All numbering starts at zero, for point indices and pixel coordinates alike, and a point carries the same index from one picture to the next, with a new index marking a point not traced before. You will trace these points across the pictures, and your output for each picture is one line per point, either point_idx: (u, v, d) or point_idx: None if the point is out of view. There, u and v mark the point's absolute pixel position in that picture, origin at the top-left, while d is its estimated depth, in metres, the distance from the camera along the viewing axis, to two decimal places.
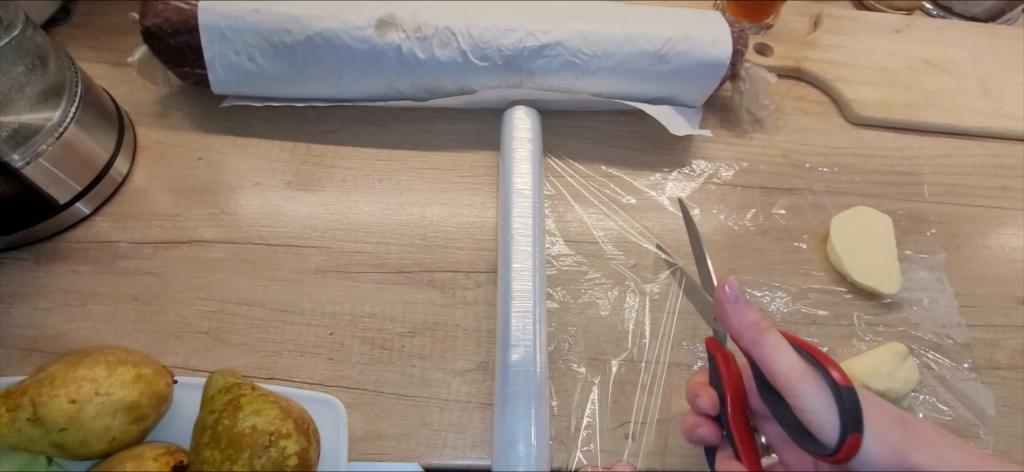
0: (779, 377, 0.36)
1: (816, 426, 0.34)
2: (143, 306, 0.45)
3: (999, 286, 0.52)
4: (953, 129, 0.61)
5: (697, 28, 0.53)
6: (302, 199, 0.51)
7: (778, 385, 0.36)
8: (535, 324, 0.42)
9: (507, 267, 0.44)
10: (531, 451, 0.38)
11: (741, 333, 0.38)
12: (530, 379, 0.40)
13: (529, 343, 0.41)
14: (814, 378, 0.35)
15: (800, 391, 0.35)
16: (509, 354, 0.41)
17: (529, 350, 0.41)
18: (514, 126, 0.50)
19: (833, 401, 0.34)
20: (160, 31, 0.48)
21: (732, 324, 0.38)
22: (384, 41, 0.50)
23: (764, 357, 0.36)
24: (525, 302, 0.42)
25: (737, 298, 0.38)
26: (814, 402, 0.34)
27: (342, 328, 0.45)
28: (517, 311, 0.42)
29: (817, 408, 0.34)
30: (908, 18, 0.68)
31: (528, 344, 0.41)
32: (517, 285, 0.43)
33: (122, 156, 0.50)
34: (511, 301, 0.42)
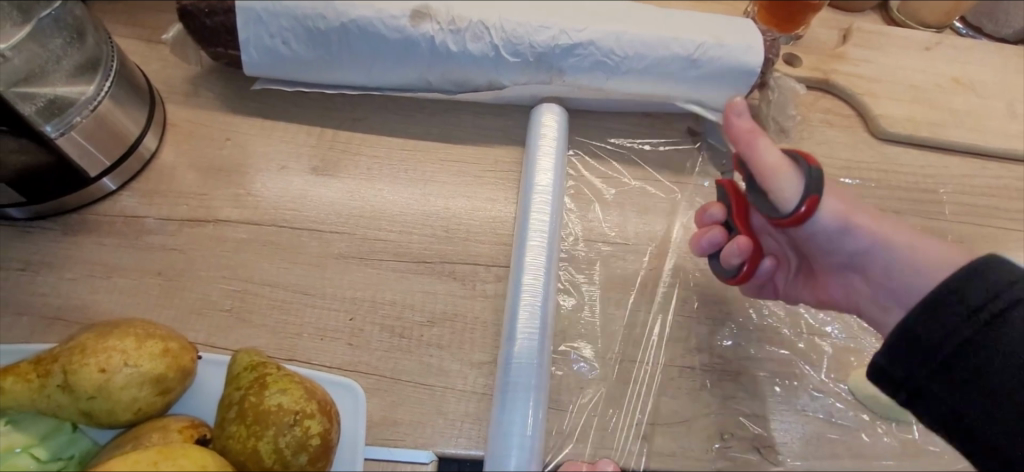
0: (764, 167, 0.43)
1: (784, 201, 0.43)
2: (167, 282, 0.45)
3: None
4: (978, 149, 0.60)
5: (731, 34, 0.53)
6: (326, 185, 0.51)
7: (762, 174, 0.43)
8: (541, 318, 0.42)
9: (520, 261, 0.44)
10: (525, 442, 0.38)
11: (737, 140, 0.45)
12: (531, 372, 0.40)
13: (533, 337, 0.41)
14: (789, 167, 0.43)
15: (778, 175, 0.43)
16: (511, 346, 0.41)
17: (530, 343, 0.41)
18: (540, 123, 0.50)
19: (801, 182, 0.43)
20: (196, 9, 0.49)
21: (730, 134, 0.45)
22: (418, 32, 0.50)
23: (755, 155, 0.44)
24: (538, 296, 0.42)
25: (740, 112, 0.45)
26: (789, 183, 0.43)
27: (362, 313, 0.45)
28: (529, 303, 0.42)
29: (790, 187, 0.43)
30: (938, 36, 0.68)
31: (532, 337, 0.41)
32: (529, 280, 0.43)
33: (151, 133, 0.50)
34: (523, 294, 0.42)
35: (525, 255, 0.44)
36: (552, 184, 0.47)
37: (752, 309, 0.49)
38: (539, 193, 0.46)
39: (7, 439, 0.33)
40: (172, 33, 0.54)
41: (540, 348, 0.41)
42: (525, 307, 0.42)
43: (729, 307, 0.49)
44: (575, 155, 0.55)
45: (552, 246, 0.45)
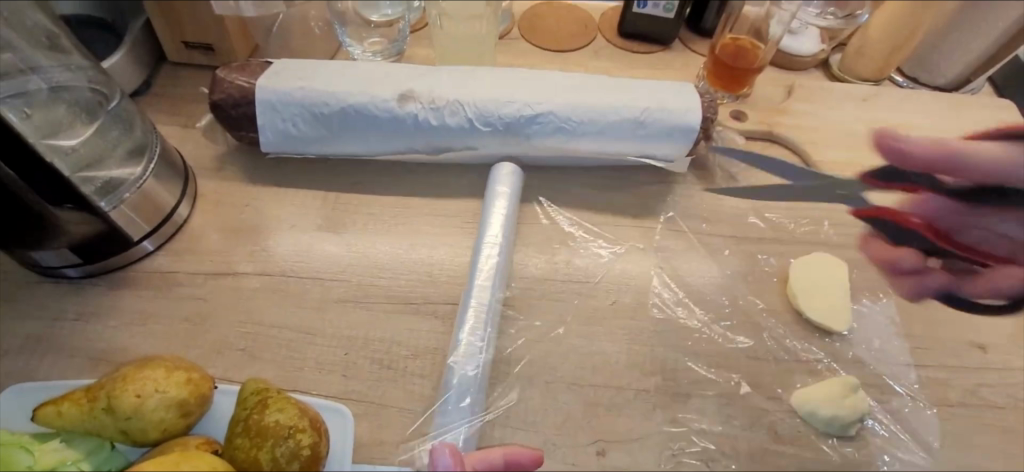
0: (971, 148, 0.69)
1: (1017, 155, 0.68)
2: (192, 325, 0.53)
3: (955, 330, 0.56)
4: (915, 187, 0.66)
5: (674, 99, 0.61)
6: (329, 240, 0.59)
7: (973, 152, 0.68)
8: (480, 348, 0.49)
9: (470, 298, 0.51)
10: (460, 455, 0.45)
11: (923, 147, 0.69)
12: (464, 396, 0.47)
13: (477, 365, 0.48)
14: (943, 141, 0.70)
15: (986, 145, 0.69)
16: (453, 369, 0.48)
17: (470, 365, 0.48)
18: (495, 184, 0.58)
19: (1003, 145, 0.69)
20: (224, 103, 0.58)
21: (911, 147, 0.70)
22: (405, 111, 0.59)
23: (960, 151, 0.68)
24: (481, 321, 0.50)
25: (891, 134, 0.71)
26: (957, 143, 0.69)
27: (355, 349, 0.52)
28: (474, 335, 0.50)
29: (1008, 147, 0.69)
30: (875, 88, 0.76)
31: (476, 365, 0.48)
32: (474, 318, 0.50)
33: (184, 203, 0.60)
34: (469, 327, 0.50)
35: (475, 293, 0.52)
36: (501, 231, 0.55)
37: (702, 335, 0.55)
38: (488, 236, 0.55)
39: (62, 453, 0.40)
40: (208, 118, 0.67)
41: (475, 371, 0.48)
42: (471, 339, 0.49)
43: (682, 335, 0.55)
44: (542, 203, 0.64)
45: (495, 284, 0.52)
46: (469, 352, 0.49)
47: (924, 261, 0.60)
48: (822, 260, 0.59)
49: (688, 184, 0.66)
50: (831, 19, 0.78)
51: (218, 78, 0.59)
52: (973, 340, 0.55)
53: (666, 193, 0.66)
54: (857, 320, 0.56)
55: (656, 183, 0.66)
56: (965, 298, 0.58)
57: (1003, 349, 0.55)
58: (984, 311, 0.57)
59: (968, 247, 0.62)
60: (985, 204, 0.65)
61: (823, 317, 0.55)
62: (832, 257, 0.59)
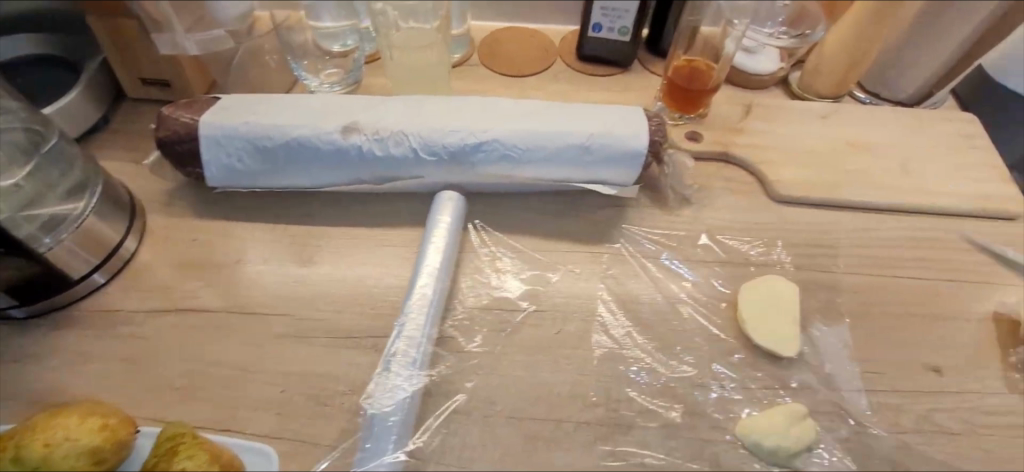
0: None
1: None
2: (129, 365, 0.53)
3: (909, 352, 0.55)
4: (873, 205, 0.65)
5: (620, 123, 0.61)
6: (275, 273, 0.59)
7: None
8: (405, 384, 0.49)
9: (398, 335, 0.52)
10: None
11: None
12: (385, 432, 0.47)
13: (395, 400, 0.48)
14: None
15: None
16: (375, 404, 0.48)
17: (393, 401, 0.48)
18: (436, 220, 0.60)
19: None
20: (169, 140, 0.59)
21: None
22: (349, 143, 0.59)
23: None
24: (409, 355, 0.50)
25: None
26: None
27: (292, 386, 0.52)
28: (397, 374, 0.50)
29: None
30: (834, 105, 0.75)
31: (394, 401, 0.48)
32: (393, 357, 0.50)
33: (131, 237, 0.61)
34: (394, 365, 0.50)
35: (405, 329, 0.51)
36: (437, 265, 0.56)
37: (648, 364, 0.53)
38: (428, 269, 0.56)
39: None
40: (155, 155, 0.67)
41: (399, 408, 0.48)
42: (392, 379, 0.49)
43: (627, 364, 0.53)
44: (473, 225, 0.63)
45: (428, 320, 0.52)
46: (383, 395, 0.49)
47: (882, 285, 0.59)
48: (774, 282, 0.58)
49: (641, 208, 0.65)
50: (785, 38, 0.79)
51: (165, 115, 0.59)
52: (927, 363, 0.54)
53: (619, 217, 0.65)
54: (809, 345, 0.55)
55: (608, 207, 0.65)
56: (921, 320, 0.57)
57: (958, 372, 0.54)
58: (939, 333, 0.56)
59: (924, 266, 0.61)
60: (941, 223, 0.64)
61: (771, 342, 0.54)
62: (783, 279, 0.59)
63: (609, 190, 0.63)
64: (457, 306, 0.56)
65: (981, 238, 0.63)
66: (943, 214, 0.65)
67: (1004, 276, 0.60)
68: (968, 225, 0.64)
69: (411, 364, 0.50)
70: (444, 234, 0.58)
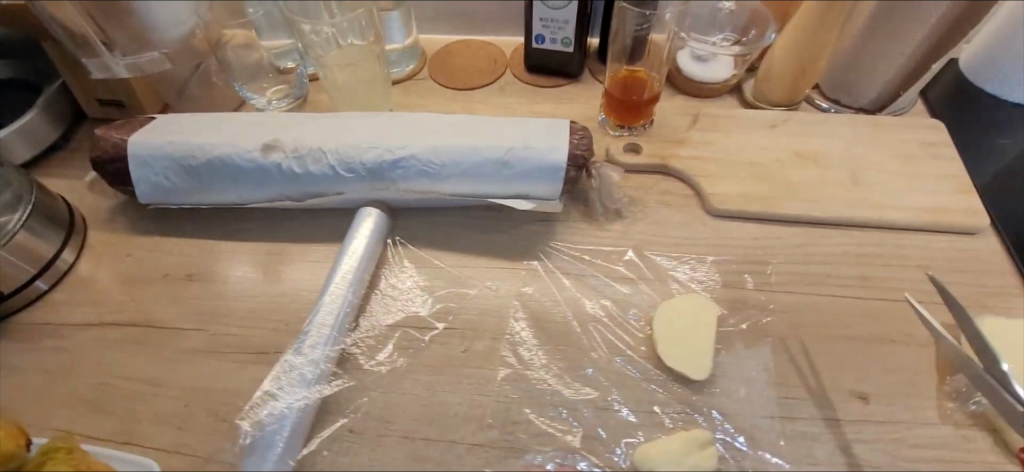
0: None
1: None
2: (49, 377, 0.55)
3: (835, 378, 0.51)
4: (815, 219, 0.61)
5: (540, 137, 0.59)
6: (198, 289, 0.61)
7: None
8: (297, 403, 0.49)
9: (296, 354, 0.52)
10: None
11: None
12: (272, 454, 0.46)
13: (285, 421, 0.48)
14: None
15: None
16: (265, 424, 0.48)
17: (281, 422, 0.48)
18: (355, 235, 0.59)
19: None
20: (100, 160, 0.61)
21: None
22: (268, 160, 0.60)
23: None
24: (304, 374, 0.50)
25: None
26: None
27: (196, 400, 0.53)
28: (290, 394, 0.49)
29: None
30: (786, 113, 0.71)
31: (285, 422, 0.48)
32: (285, 375, 0.50)
33: (69, 249, 0.63)
34: (289, 384, 0.50)
35: (303, 348, 0.52)
36: (346, 283, 0.55)
37: (551, 385, 0.52)
38: (337, 281, 0.55)
39: None
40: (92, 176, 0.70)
41: (287, 426, 0.48)
42: (285, 399, 0.49)
43: (530, 385, 0.52)
44: (399, 244, 0.62)
45: (328, 339, 0.52)
46: (274, 415, 0.48)
47: (818, 307, 0.56)
48: (695, 301, 0.55)
49: (570, 222, 0.64)
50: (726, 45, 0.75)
51: (99, 136, 0.61)
52: (853, 390, 0.51)
53: (545, 232, 0.63)
54: (723, 369, 0.52)
55: (535, 222, 0.64)
56: (854, 342, 0.53)
57: (887, 399, 0.50)
58: (872, 357, 0.52)
59: (863, 285, 0.57)
60: (889, 240, 0.60)
61: (681, 364, 0.51)
62: (706, 297, 0.56)
63: (528, 204, 0.62)
64: (367, 324, 0.56)
65: (930, 255, 0.59)
66: (890, 228, 0.61)
67: (954, 296, 0.56)
68: (917, 240, 0.60)
69: (305, 383, 0.50)
70: (360, 250, 0.58)
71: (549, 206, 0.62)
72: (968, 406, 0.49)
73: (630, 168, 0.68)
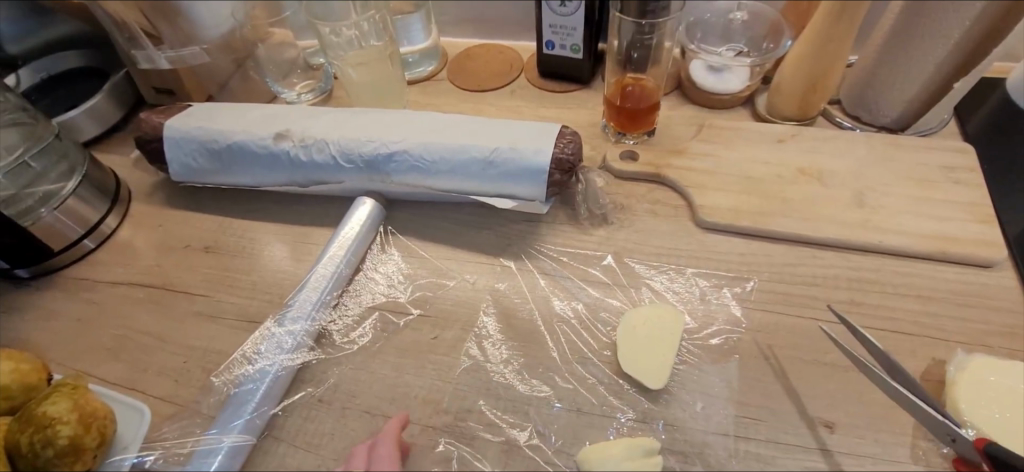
0: None
1: None
2: (81, 325, 0.63)
3: (802, 403, 0.49)
4: (808, 239, 0.59)
5: (526, 139, 0.61)
6: (211, 260, 0.67)
7: None
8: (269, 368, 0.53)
9: (279, 325, 0.56)
10: (223, 463, 0.48)
11: None
12: (242, 409, 0.50)
13: (257, 382, 0.52)
14: None
15: None
16: (241, 383, 0.52)
17: (253, 382, 0.52)
18: (350, 220, 0.63)
19: None
20: (141, 140, 0.69)
21: None
22: (279, 148, 0.66)
23: None
24: (281, 342, 0.55)
25: None
26: None
27: (193, 358, 0.58)
28: (266, 358, 0.54)
29: None
30: (796, 128, 0.69)
31: (256, 382, 0.52)
32: (267, 342, 0.55)
33: (113, 215, 0.72)
34: (267, 350, 0.54)
35: (285, 319, 0.56)
36: (332, 263, 0.59)
37: (509, 379, 0.53)
38: (325, 261, 0.59)
39: None
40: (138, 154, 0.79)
41: (260, 388, 0.51)
42: (262, 362, 0.53)
43: (489, 375, 0.54)
44: (390, 232, 0.66)
45: (308, 314, 0.56)
46: (250, 376, 0.53)
47: (797, 329, 0.53)
48: (660, 309, 0.55)
49: (555, 224, 0.65)
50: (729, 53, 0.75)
51: (143, 119, 0.70)
52: (820, 417, 0.48)
53: (530, 232, 0.65)
54: (683, 380, 0.51)
55: (522, 222, 0.66)
56: (829, 369, 0.51)
57: (856, 431, 0.47)
58: (846, 385, 0.50)
59: (850, 310, 0.54)
60: (888, 267, 0.57)
61: (640, 372, 0.51)
62: (674, 306, 0.56)
63: (511, 204, 0.64)
64: (348, 304, 0.60)
65: (933, 285, 0.55)
66: (891, 254, 0.57)
67: (951, 332, 0.52)
68: (920, 269, 0.56)
69: (281, 351, 0.54)
70: (351, 234, 0.62)
71: (535, 207, 0.63)
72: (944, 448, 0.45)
73: (624, 176, 0.68)
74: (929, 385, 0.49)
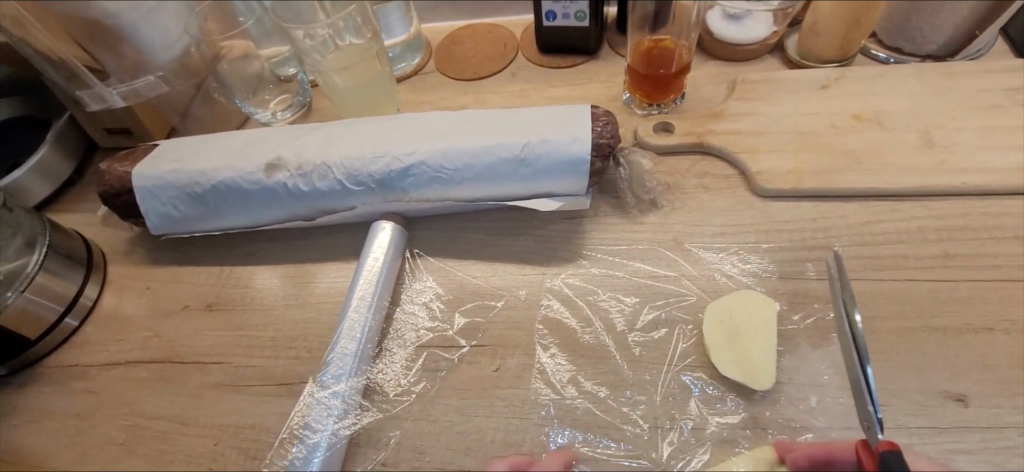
0: None
1: None
2: (82, 422, 0.54)
3: (924, 378, 0.44)
4: (882, 192, 0.54)
5: (557, 128, 0.54)
6: (217, 320, 0.59)
7: None
8: (321, 439, 0.45)
9: (319, 386, 0.49)
10: None
11: None
12: None
13: (310, 459, 0.44)
14: None
15: None
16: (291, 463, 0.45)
17: (305, 460, 0.44)
18: (373, 249, 0.55)
19: None
20: (107, 194, 0.59)
21: None
22: (273, 181, 0.57)
23: None
24: (328, 406, 0.47)
25: None
26: None
27: (225, 438, 0.51)
28: (314, 429, 0.46)
29: None
30: (838, 69, 0.63)
31: (310, 460, 0.44)
32: (311, 410, 0.48)
33: (91, 285, 0.62)
34: (313, 419, 0.47)
35: (325, 379, 0.48)
36: (365, 305, 0.51)
37: (593, 405, 0.47)
38: (355, 304, 0.52)
39: None
40: (104, 209, 0.69)
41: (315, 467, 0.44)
42: (311, 434, 0.46)
43: (569, 404, 0.47)
44: (418, 255, 0.59)
45: (349, 368, 0.49)
46: (300, 452, 0.45)
47: (895, 296, 0.49)
48: (747, 299, 0.50)
49: (600, 218, 0.58)
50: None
51: (105, 171, 0.59)
52: (946, 390, 0.44)
53: (574, 231, 0.58)
54: (786, 374, 0.46)
55: (562, 220, 0.59)
56: (941, 335, 0.46)
57: (990, 400, 0.43)
58: (963, 351, 0.45)
59: (948, 265, 0.50)
60: (975, 210, 0.52)
61: (741, 373, 0.46)
62: (761, 293, 0.50)
63: (554, 203, 0.56)
64: (390, 346, 0.52)
65: None
66: (974, 194, 0.53)
67: None
68: (1009, 207, 0.52)
69: (329, 417, 0.47)
70: (379, 266, 0.54)
71: (577, 203, 0.57)
72: None
73: (663, 150, 0.61)
74: None
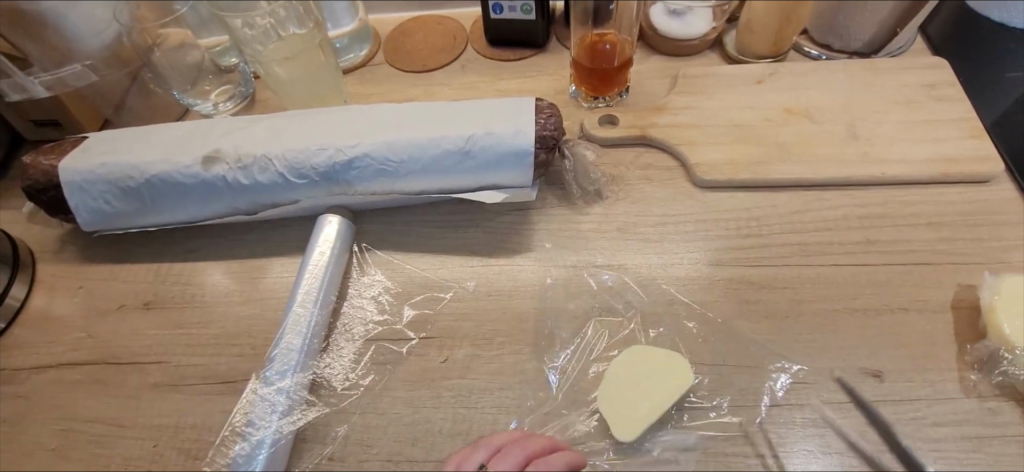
0: None
1: None
2: (9, 428, 0.52)
3: (844, 357, 0.48)
4: (810, 182, 0.57)
5: (501, 120, 0.54)
6: (155, 319, 0.57)
7: None
8: (266, 435, 0.45)
9: (263, 383, 0.48)
10: None
11: None
12: None
13: (257, 454, 0.44)
14: None
15: None
16: (235, 459, 0.44)
17: (251, 457, 0.44)
18: (318, 243, 0.54)
19: None
20: (32, 190, 0.56)
21: None
22: (212, 174, 0.55)
23: None
24: (272, 402, 0.47)
25: None
26: None
27: (165, 439, 0.50)
28: (258, 426, 0.46)
29: None
30: (772, 65, 0.65)
31: (256, 455, 0.44)
32: (256, 406, 0.47)
33: (18, 285, 0.59)
34: (257, 415, 0.46)
35: (269, 375, 0.48)
36: (310, 300, 0.51)
37: (539, 392, 0.48)
38: (300, 299, 0.51)
39: None
40: (30, 205, 0.65)
41: (259, 463, 0.44)
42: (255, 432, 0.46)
43: (516, 392, 0.48)
44: (365, 248, 0.58)
45: (294, 364, 0.48)
46: (242, 449, 0.45)
47: (822, 280, 0.52)
48: (670, 362, 0.47)
49: (547, 210, 0.59)
50: None
51: (28, 164, 0.56)
52: (865, 367, 0.47)
53: (522, 223, 0.59)
54: (721, 355, 0.49)
55: (510, 212, 0.60)
56: (861, 315, 0.50)
57: (903, 375, 0.46)
58: (881, 330, 0.49)
59: (870, 251, 0.53)
60: (893, 198, 0.56)
61: (612, 414, 0.45)
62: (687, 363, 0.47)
63: (501, 195, 0.57)
64: (337, 341, 0.52)
65: (939, 210, 0.55)
66: (892, 183, 0.56)
67: (968, 254, 0.52)
68: (922, 196, 0.56)
69: (274, 413, 0.46)
70: (324, 260, 0.53)
71: (524, 194, 0.57)
72: (995, 377, 0.46)
73: (609, 143, 0.62)
74: (959, 313, 0.49)
